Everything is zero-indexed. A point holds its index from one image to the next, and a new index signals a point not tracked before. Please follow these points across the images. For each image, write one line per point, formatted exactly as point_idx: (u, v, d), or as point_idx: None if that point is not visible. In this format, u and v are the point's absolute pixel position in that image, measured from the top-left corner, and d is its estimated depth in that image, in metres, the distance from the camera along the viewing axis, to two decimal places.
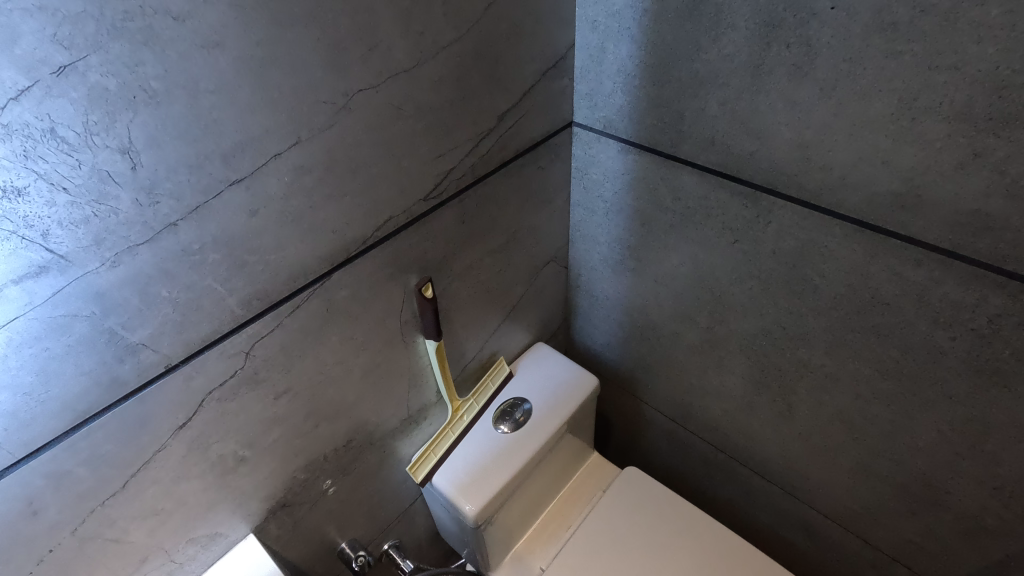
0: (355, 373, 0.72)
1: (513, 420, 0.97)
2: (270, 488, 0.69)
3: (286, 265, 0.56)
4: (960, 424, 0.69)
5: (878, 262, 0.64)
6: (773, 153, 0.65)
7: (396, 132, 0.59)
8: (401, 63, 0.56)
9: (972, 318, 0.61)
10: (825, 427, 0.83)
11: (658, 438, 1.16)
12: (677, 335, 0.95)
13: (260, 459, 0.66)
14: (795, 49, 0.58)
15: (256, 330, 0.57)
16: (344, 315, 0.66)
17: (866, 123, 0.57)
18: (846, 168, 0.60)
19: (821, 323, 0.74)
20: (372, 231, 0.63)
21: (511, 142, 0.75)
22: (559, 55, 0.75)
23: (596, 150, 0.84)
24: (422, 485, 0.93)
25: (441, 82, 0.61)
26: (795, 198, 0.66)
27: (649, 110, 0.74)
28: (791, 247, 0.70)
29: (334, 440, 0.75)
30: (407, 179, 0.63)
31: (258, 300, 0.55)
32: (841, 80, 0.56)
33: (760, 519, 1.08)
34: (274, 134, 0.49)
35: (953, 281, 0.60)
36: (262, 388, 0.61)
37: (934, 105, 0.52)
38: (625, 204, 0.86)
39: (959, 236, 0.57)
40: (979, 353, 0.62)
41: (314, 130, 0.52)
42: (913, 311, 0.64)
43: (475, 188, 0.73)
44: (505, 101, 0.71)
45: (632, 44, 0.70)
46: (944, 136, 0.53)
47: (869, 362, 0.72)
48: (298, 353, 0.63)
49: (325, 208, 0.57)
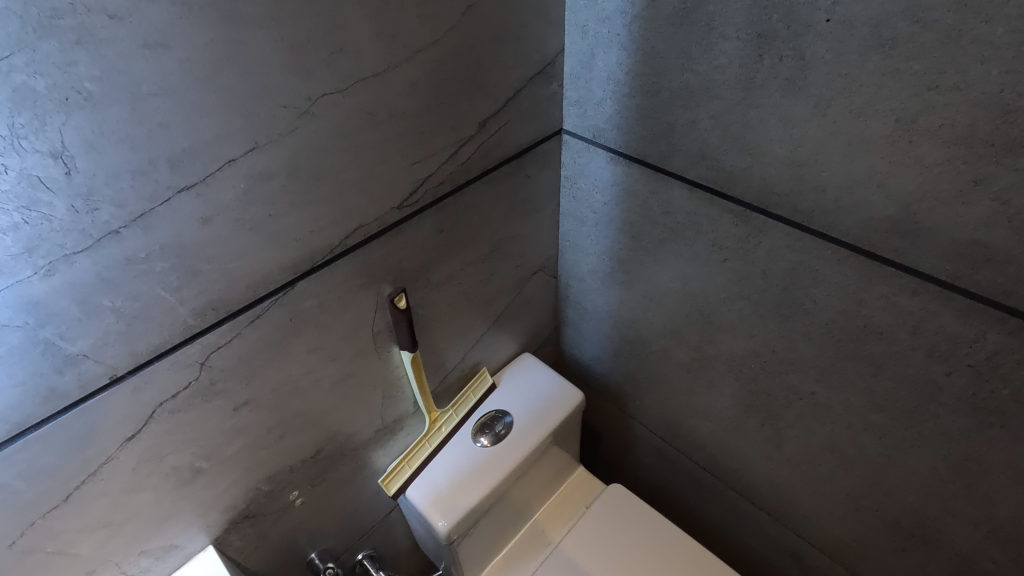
0: (323, 385, 0.70)
1: (493, 433, 0.95)
2: (231, 500, 0.67)
3: (245, 275, 0.54)
4: (955, 462, 0.65)
5: (872, 290, 0.60)
6: (764, 171, 0.62)
7: (366, 138, 0.57)
8: (370, 67, 0.53)
9: (969, 354, 0.57)
10: (815, 455, 0.80)
11: (647, 454, 1.13)
12: (666, 352, 0.91)
13: (220, 470, 0.64)
14: (789, 62, 0.54)
15: (212, 340, 0.55)
16: (311, 325, 0.63)
17: (862, 144, 0.53)
18: (840, 190, 0.57)
19: (813, 349, 0.70)
20: (341, 239, 0.60)
21: (494, 149, 0.73)
22: (547, 60, 0.72)
23: (585, 159, 0.81)
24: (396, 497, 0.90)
25: (417, 87, 0.58)
26: (786, 218, 0.63)
27: (639, 120, 0.71)
28: (782, 268, 0.67)
29: (302, 450, 0.73)
30: (379, 186, 0.61)
31: (214, 310, 0.53)
32: (836, 96, 0.53)
33: (748, 544, 1.04)
34: (228, 139, 0.47)
35: (950, 314, 0.56)
36: (221, 399, 0.59)
37: (934, 128, 0.49)
38: (615, 215, 0.83)
39: (957, 267, 0.53)
40: (977, 391, 0.58)
41: (273, 136, 0.50)
42: (907, 342, 0.61)
43: (455, 196, 0.71)
44: (488, 106, 0.68)
45: (621, 52, 0.67)
46: (944, 161, 0.50)
47: (860, 392, 0.69)
48: (260, 363, 0.60)
49: (288, 216, 0.54)
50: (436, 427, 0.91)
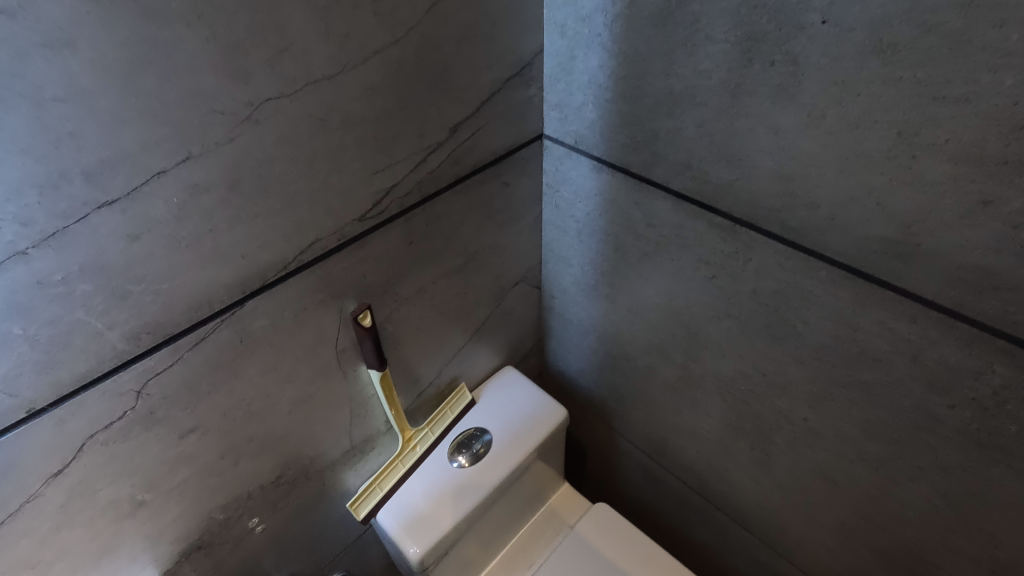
0: (280, 408, 0.65)
1: (471, 453, 0.91)
2: (180, 531, 0.63)
3: (184, 296, 0.49)
4: (955, 498, 0.60)
5: (868, 314, 0.56)
6: (753, 184, 0.57)
7: (319, 147, 0.52)
8: (321, 69, 0.49)
9: (973, 387, 0.53)
10: (806, 483, 0.75)
11: (633, 472, 1.09)
12: (652, 369, 0.87)
13: (166, 501, 0.59)
14: (779, 68, 0.50)
15: (149, 366, 0.50)
16: (264, 346, 0.59)
17: (859, 158, 0.49)
18: (834, 207, 0.52)
19: (805, 373, 0.66)
20: (294, 255, 0.56)
21: (467, 156, 0.68)
22: (524, 62, 0.67)
23: (567, 166, 0.77)
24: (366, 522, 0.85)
25: (376, 90, 0.54)
26: (776, 235, 0.59)
27: (621, 127, 0.66)
28: (772, 288, 0.63)
29: (260, 476, 0.68)
30: (336, 198, 0.56)
31: (149, 334, 0.49)
32: (831, 106, 0.48)
33: (737, 568, 1.00)
34: (154, 150, 0.42)
35: (952, 344, 0.52)
36: (162, 428, 0.54)
37: (939, 143, 0.44)
38: (598, 226, 0.78)
39: (961, 294, 0.49)
40: (980, 425, 0.54)
41: (210, 145, 0.45)
42: (905, 371, 0.56)
43: (424, 207, 0.66)
44: (458, 111, 0.63)
45: (602, 54, 0.62)
46: (949, 179, 0.45)
47: (854, 421, 0.64)
48: (206, 388, 0.56)
49: (231, 232, 0.50)
50: (411, 446, 0.86)
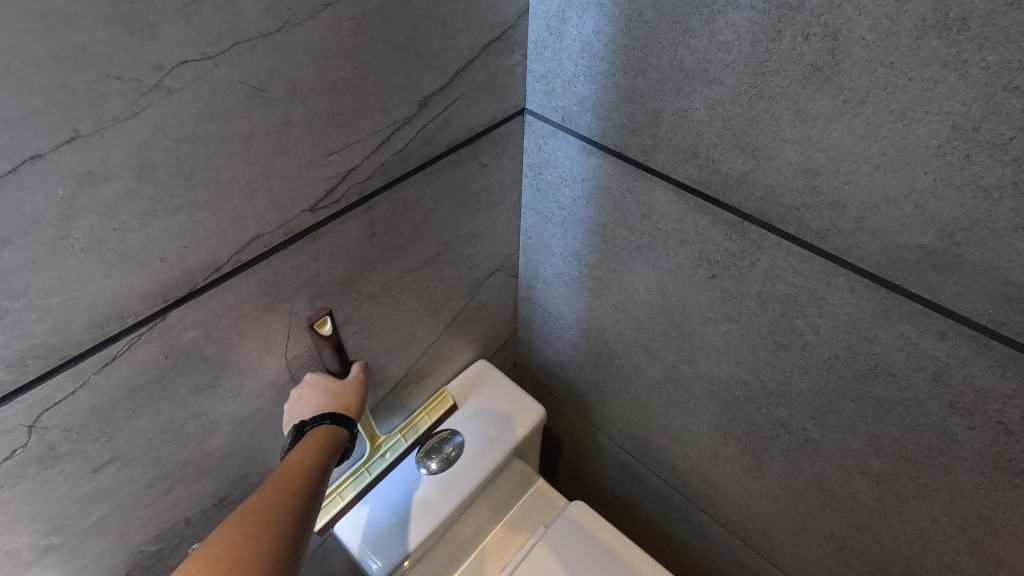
0: (221, 427, 0.56)
1: (443, 457, 0.83)
2: (103, 569, 0.54)
3: (84, 310, 0.39)
4: (962, 519, 0.56)
5: (890, 327, 0.50)
6: (771, 178, 0.50)
7: (255, 124, 0.42)
8: (254, 24, 0.38)
9: (999, 410, 0.48)
10: (798, 491, 0.72)
11: (611, 467, 1.04)
12: (638, 368, 0.81)
13: (80, 542, 0.50)
14: (816, 43, 0.42)
15: (43, 396, 0.40)
16: (196, 361, 0.49)
17: (901, 155, 0.42)
18: (865, 209, 0.46)
19: (809, 383, 0.60)
20: (229, 255, 0.46)
21: (440, 134, 0.58)
22: (507, 23, 0.58)
23: (552, 147, 0.68)
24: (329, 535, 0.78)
25: (329, 53, 0.44)
26: (792, 235, 0.52)
27: (618, 105, 0.57)
28: (781, 292, 0.56)
29: (200, 501, 0.60)
30: (280, 185, 0.46)
31: (39, 358, 0.39)
32: (874, 92, 0.41)
33: (714, 563, 0.98)
34: (23, 127, 0.32)
35: (984, 365, 0.46)
36: (68, 464, 0.45)
37: (1001, 141, 0.37)
38: (585, 214, 0.70)
39: (1003, 313, 0.43)
40: (1002, 450, 0.49)
41: (104, 122, 0.34)
42: (924, 389, 0.51)
43: (390, 193, 0.57)
44: (430, 81, 0.53)
45: (600, 17, 0.53)
46: (1007, 184, 0.38)
47: (860, 435, 0.60)
48: (124, 414, 0.46)
49: (143, 230, 0.40)
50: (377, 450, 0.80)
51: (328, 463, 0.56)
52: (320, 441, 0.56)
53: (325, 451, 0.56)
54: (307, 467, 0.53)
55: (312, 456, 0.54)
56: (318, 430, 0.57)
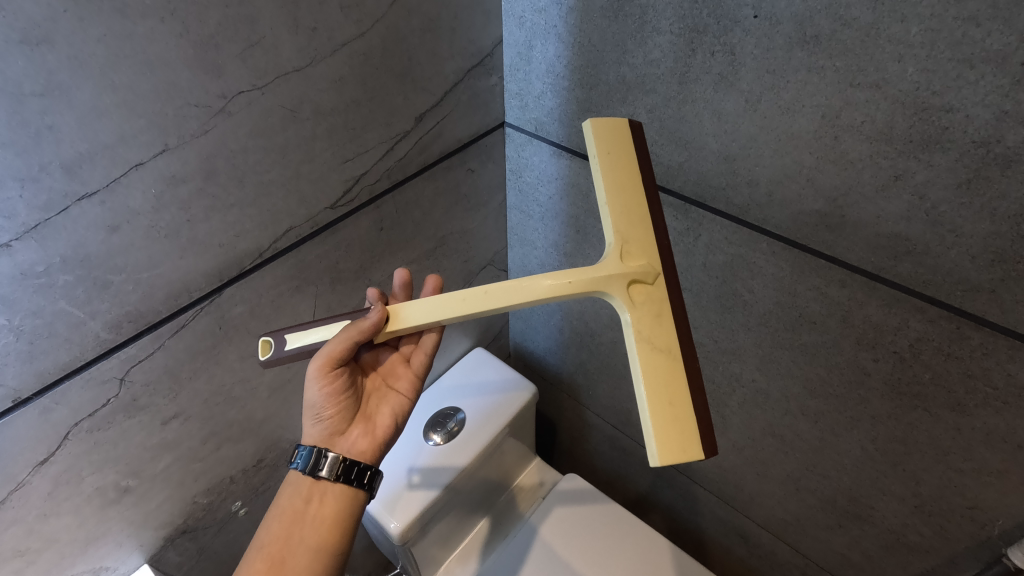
0: (260, 393, 0.67)
1: (447, 430, 0.93)
2: (165, 515, 0.65)
3: (164, 285, 0.51)
4: (884, 443, 0.67)
5: (804, 281, 0.62)
6: (701, 165, 0.62)
7: (289, 138, 0.54)
8: (291, 62, 0.51)
9: (894, 341, 0.59)
10: (756, 439, 0.82)
11: (601, 442, 1.15)
12: (615, 343, 0.92)
13: (150, 487, 0.61)
14: (720, 58, 0.54)
15: (132, 353, 0.52)
16: (243, 332, 0.61)
17: (791, 139, 0.54)
18: (773, 184, 0.58)
19: (752, 339, 0.72)
20: (269, 243, 0.58)
21: (433, 144, 0.71)
22: (484, 52, 0.71)
23: (528, 153, 0.80)
24: (371, 527, 0.89)
25: (344, 81, 0.56)
26: (723, 211, 0.64)
27: (578, 113, 0.70)
28: (720, 261, 0.68)
29: (242, 460, 0.71)
30: (309, 187, 0.58)
31: (130, 322, 0.50)
32: (766, 92, 0.53)
33: (697, 523, 1.07)
34: (131, 142, 0.44)
35: (876, 304, 0.58)
36: (145, 414, 0.56)
37: (856, 124, 0.49)
38: (560, 209, 0.82)
39: (881, 259, 0.54)
40: (901, 376, 0.60)
41: (185, 138, 0.47)
42: (838, 331, 0.62)
43: (394, 193, 0.69)
44: (424, 101, 0.66)
45: (558, 44, 0.66)
46: (866, 157, 0.50)
47: (797, 380, 0.71)
48: (188, 375, 0.58)
49: (207, 221, 0.51)
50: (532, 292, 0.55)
51: (296, 528, 0.58)
52: (280, 510, 0.59)
53: (283, 521, 0.58)
54: (268, 548, 0.57)
55: (271, 532, 0.58)
56: (282, 493, 0.61)
